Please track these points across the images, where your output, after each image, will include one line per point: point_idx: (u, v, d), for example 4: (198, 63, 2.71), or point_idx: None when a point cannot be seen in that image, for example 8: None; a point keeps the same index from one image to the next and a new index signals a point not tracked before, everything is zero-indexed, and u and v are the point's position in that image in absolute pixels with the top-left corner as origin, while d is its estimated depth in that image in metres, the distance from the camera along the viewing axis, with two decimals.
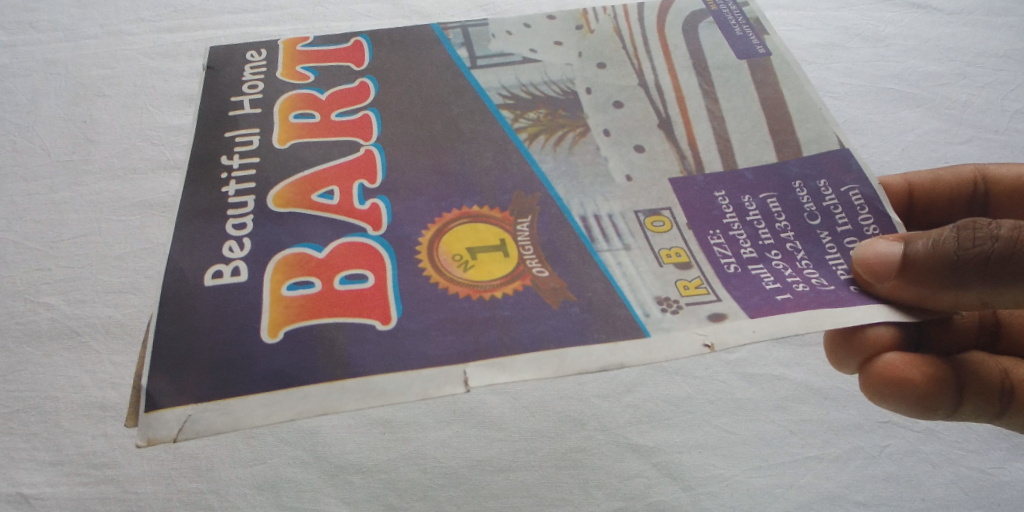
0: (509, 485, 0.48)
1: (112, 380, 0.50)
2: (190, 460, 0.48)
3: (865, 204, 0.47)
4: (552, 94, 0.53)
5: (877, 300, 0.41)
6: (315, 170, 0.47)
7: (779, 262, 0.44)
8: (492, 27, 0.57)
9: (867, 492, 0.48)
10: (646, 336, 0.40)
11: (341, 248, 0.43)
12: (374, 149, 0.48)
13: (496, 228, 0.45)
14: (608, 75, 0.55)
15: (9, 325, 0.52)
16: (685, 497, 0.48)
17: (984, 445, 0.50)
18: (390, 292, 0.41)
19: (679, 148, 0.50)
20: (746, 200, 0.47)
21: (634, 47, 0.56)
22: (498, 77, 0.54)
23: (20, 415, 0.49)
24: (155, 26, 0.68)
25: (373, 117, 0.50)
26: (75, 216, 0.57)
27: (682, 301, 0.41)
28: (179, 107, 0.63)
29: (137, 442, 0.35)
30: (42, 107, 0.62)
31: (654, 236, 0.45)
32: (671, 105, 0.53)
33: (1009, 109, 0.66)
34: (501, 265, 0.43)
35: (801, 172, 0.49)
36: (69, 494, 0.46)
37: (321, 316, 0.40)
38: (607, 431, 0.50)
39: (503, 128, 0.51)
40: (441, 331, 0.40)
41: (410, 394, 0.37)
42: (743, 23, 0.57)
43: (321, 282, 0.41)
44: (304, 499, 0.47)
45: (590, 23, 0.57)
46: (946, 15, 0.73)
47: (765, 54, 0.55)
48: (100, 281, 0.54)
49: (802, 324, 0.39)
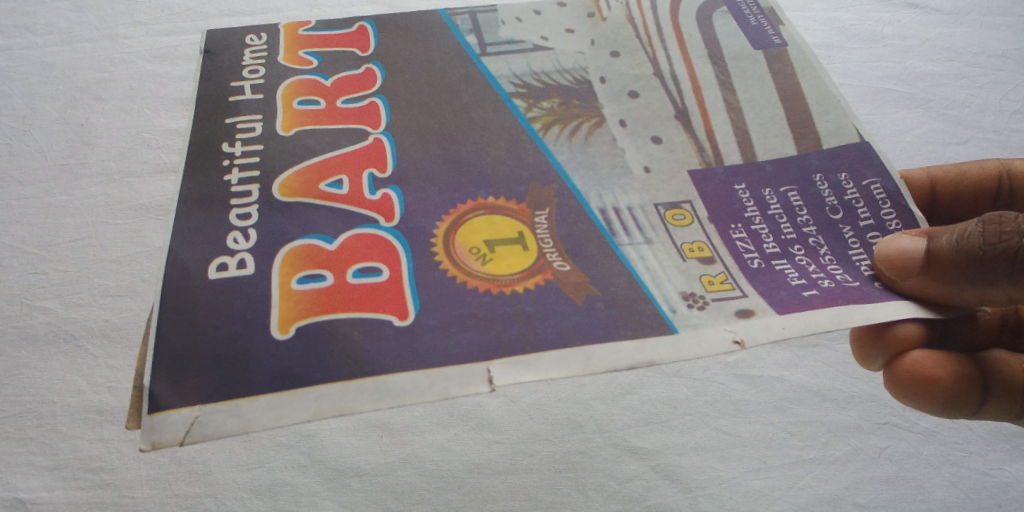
0: (508, 488, 0.48)
1: (109, 383, 0.50)
2: (188, 464, 0.47)
3: (887, 198, 0.47)
4: (565, 82, 0.53)
5: (902, 297, 0.41)
6: (322, 158, 0.47)
7: (803, 257, 0.44)
8: (501, 14, 0.57)
9: (867, 494, 0.48)
10: (674, 333, 0.39)
11: (352, 240, 0.43)
12: (383, 137, 0.48)
13: (512, 219, 0.45)
14: (622, 64, 0.55)
15: (6, 329, 0.52)
16: (684, 500, 0.47)
17: (984, 446, 0.50)
18: (406, 285, 0.41)
19: (697, 139, 0.50)
20: (767, 194, 0.47)
21: (648, 37, 0.56)
22: (508, 64, 0.54)
23: (16, 419, 0.49)
24: (153, 29, 0.68)
25: (380, 105, 0.50)
26: (72, 219, 0.56)
27: (706, 296, 0.41)
28: (176, 111, 0.63)
29: (142, 446, 0.35)
30: (39, 112, 0.62)
31: (675, 230, 0.45)
32: (687, 96, 0.53)
33: (1009, 108, 0.66)
34: (520, 259, 0.43)
35: (822, 166, 0.48)
36: (66, 498, 0.46)
37: (332, 312, 0.39)
38: (606, 434, 0.50)
39: (515, 116, 0.51)
40: (461, 327, 0.39)
41: (431, 394, 0.37)
42: (758, 13, 0.57)
43: (328, 275, 0.41)
44: (301, 503, 0.47)
45: (602, 11, 0.58)
46: (943, 15, 0.73)
47: (781, 44, 0.55)
48: (97, 285, 0.54)
49: (832, 322, 0.39)
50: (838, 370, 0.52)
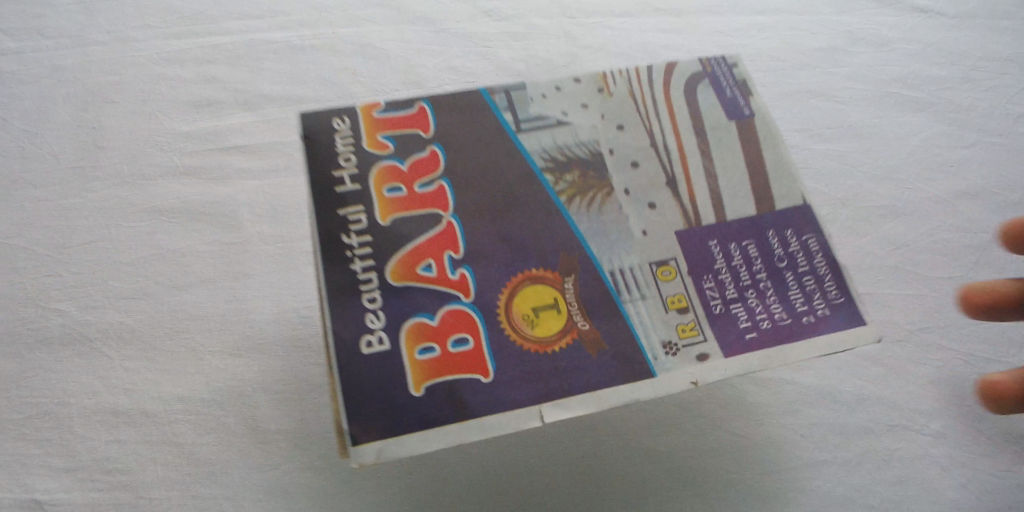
0: (523, 490, 0.48)
1: (125, 386, 0.50)
2: (204, 466, 0.48)
3: (821, 255, 0.47)
4: (584, 157, 0.49)
5: (833, 325, 0.45)
6: (387, 161, 0.47)
7: (754, 300, 0.46)
8: (530, 88, 0.50)
9: (877, 496, 0.49)
10: (653, 375, 0.43)
11: (408, 259, 0.44)
12: (437, 149, 0.48)
13: (542, 279, 0.45)
14: (627, 138, 0.50)
15: (22, 332, 0.52)
16: (697, 501, 0.48)
17: (993, 448, 0.50)
18: (483, 330, 0.43)
19: (681, 202, 0.48)
20: (733, 249, 0.47)
21: (646, 109, 0.50)
22: (536, 142, 0.49)
23: (33, 421, 0.49)
24: (162, 31, 0.68)
25: (427, 111, 0.49)
26: (85, 222, 0.57)
27: (679, 344, 0.44)
28: (188, 114, 0.63)
29: (352, 462, 0.40)
30: (51, 115, 0.62)
31: (662, 283, 0.46)
32: (675, 157, 0.49)
33: (1013, 112, 0.67)
34: (554, 322, 0.44)
35: (773, 219, 0.48)
36: (83, 499, 0.47)
37: (451, 374, 0.42)
38: (619, 436, 0.50)
39: (544, 194, 0.47)
40: (495, 370, 0.43)
41: (448, 440, 0.41)
42: (734, 84, 0.51)
43: (402, 349, 0.42)
44: (318, 505, 0.47)
45: (609, 85, 0.51)
46: (948, 18, 0.73)
47: (752, 116, 0.51)
48: (111, 287, 0.54)
49: (763, 362, 0.44)
50: (849, 372, 0.53)
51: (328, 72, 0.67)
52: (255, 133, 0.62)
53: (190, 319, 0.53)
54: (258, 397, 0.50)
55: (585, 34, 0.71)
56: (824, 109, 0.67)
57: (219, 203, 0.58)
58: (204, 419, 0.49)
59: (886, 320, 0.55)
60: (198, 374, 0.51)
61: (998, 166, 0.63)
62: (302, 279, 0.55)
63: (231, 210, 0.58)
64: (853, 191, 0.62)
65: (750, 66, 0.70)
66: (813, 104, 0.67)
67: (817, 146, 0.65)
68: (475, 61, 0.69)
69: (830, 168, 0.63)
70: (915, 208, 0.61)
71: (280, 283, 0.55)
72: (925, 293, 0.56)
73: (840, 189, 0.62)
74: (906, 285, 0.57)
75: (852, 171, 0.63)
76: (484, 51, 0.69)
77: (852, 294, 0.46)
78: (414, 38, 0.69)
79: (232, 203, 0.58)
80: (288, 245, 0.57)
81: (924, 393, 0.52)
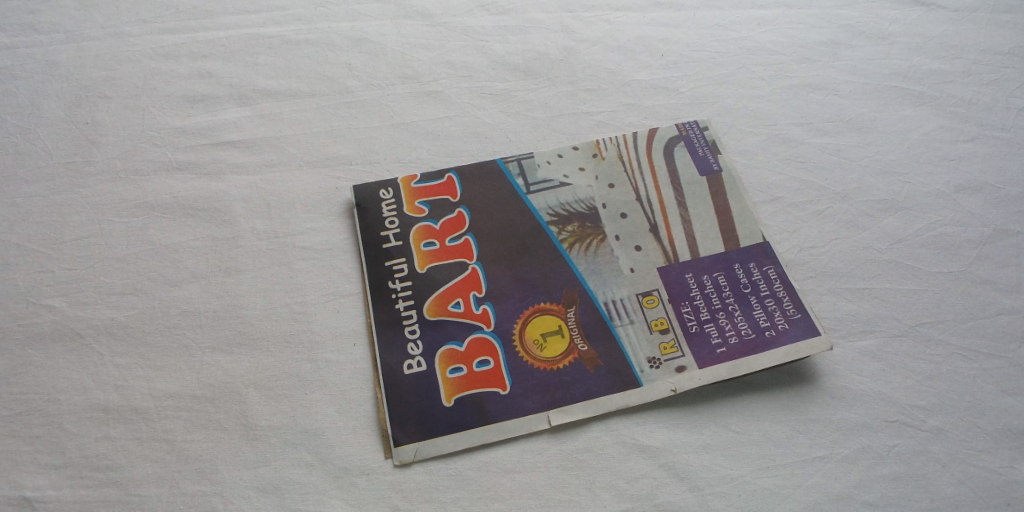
0: (515, 486, 0.47)
1: (115, 381, 0.50)
2: (195, 462, 0.47)
3: (780, 281, 0.55)
4: (581, 211, 0.58)
5: (788, 341, 0.52)
6: (424, 224, 0.57)
7: (724, 321, 0.53)
8: (538, 157, 0.61)
9: (876, 492, 0.48)
10: (640, 385, 0.51)
11: (438, 314, 0.53)
12: (464, 211, 0.58)
13: (547, 307, 0.53)
14: (618, 194, 0.59)
15: (12, 327, 0.52)
16: (693, 498, 0.47)
17: (994, 444, 0.50)
18: (495, 349, 0.52)
19: (664, 246, 0.57)
20: (707, 280, 0.55)
21: (633, 171, 0.61)
22: (538, 202, 0.58)
23: (23, 417, 0.49)
24: (158, 27, 0.68)
25: (455, 179, 0.59)
26: (78, 217, 0.57)
27: (662, 359, 0.52)
28: (181, 108, 0.63)
29: (392, 462, 0.48)
30: (43, 110, 0.62)
31: (648, 310, 0.54)
32: (657, 209, 0.59)
33: (1015, 106, 0.66)
34: (559, 346, 0.52)
35: (740, 255, 0.56)
36: (72, 496, 0.46)
37: (471, 389, 0.50)
38: (613, 432, 0.49)
39: (545, 243, 0.56)
40: (507, 383, 0.50)
41: (470, 440, 0.48)
42: (704, 144, 0.63)
43: (437, 370, 0.51)
44: (308, 501, 0.46)
45: (603, 151, 0.62)
46: (950, 12, 0.72)
47: (719, 171, 0.61)
48: (102, 283, 0.54)
49: (730, 372, 0.51)
50: (848, 368, 0.52)
51: (323, 66, 0.66)
52: (250, 127, 0.62)
53: (182, 314, 0.53)
54: (249, 393, 0.50)
55: (582, 28, 0.70)
56: (824, 103, 0.66)
57: (212, 198, 0.58)
58: (195, 416, 0.49)
59: (885, 314, 0.54)
60: (189, 369, 0.51)
61: (1000, 161, 0.62)
62: (295, 275, 0.55)
63: (224, 206, 0.58)
64: (853, 184, 0.61)
65: (748, 60, 0.69)
66: (812, 98, 0.67)
67: (816, 140, 0.64)
68: (471, 55, 0.68)
69: (829, 162, 0.63)
70: (915, 202, 0.60)
71: (272, 278, 0.54)
72: (925, 287, 0.56)
73: (839, 183, 0.61)
74: (906, 279, 0.56)
75: (852, 165, 0.62)
76: (479, 44, 0.69)
77: (808, 312, 0.54)
78: (410, 33, 0.69)
79: (225, 199, 0.58)
80: (281, 241, 0.56)
81: (924, 390, 0.51)
